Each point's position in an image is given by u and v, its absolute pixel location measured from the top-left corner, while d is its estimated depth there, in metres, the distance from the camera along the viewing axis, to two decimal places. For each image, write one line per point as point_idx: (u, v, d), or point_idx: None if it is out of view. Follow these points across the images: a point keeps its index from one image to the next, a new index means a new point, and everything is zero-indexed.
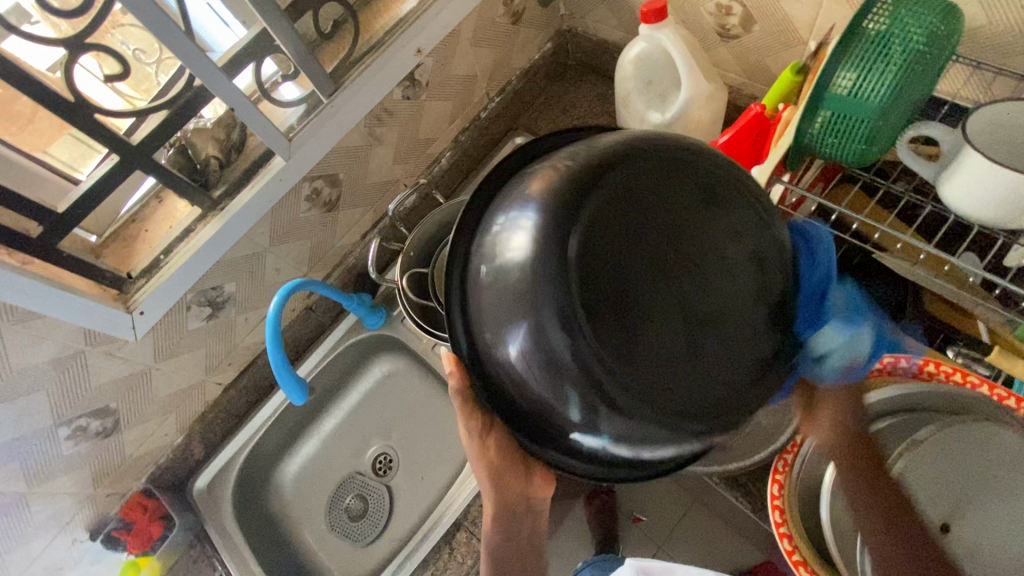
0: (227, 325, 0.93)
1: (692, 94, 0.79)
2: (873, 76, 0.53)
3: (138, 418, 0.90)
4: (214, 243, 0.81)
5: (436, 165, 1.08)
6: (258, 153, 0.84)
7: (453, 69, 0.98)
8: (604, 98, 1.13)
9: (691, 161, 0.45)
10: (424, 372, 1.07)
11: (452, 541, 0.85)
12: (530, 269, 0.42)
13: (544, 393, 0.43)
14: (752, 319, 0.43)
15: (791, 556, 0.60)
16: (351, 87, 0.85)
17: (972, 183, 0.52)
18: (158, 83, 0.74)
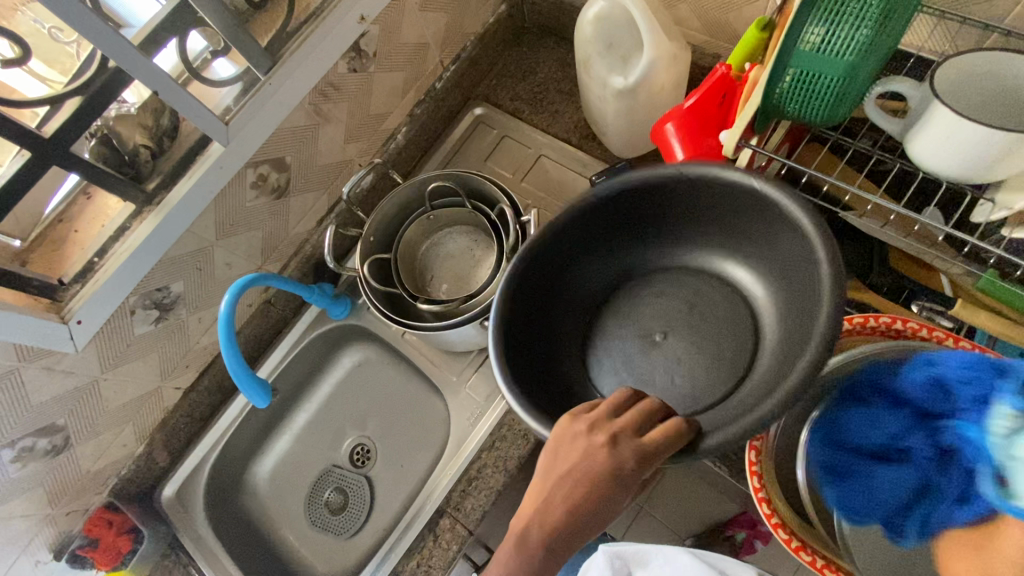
0: (178, 327, 0.87)
1: (656, 55, 0.75)
2: (841, 31, 0.50)
3: (92, 431, 0.84)
4: (154, 241, 0.74)
5: (391, 142, 1.02)
6: (194, 139, 0.77)
7: (402, 38, 0.92)
8: (564, 62, 1.08)
9: (602, 254, 0.68)
10: (395, 360, 1.03)
11: (435, 528, 0.84)
12: (622, 235, 0.67)
13: (600, 278, 0.69)
14: (700, 362, 0.63)
15: (789, 544, 0.60)
16: (289, 62, 0.78)
17: (939, 140, 0.51)
18: (79, 62, 0.66)
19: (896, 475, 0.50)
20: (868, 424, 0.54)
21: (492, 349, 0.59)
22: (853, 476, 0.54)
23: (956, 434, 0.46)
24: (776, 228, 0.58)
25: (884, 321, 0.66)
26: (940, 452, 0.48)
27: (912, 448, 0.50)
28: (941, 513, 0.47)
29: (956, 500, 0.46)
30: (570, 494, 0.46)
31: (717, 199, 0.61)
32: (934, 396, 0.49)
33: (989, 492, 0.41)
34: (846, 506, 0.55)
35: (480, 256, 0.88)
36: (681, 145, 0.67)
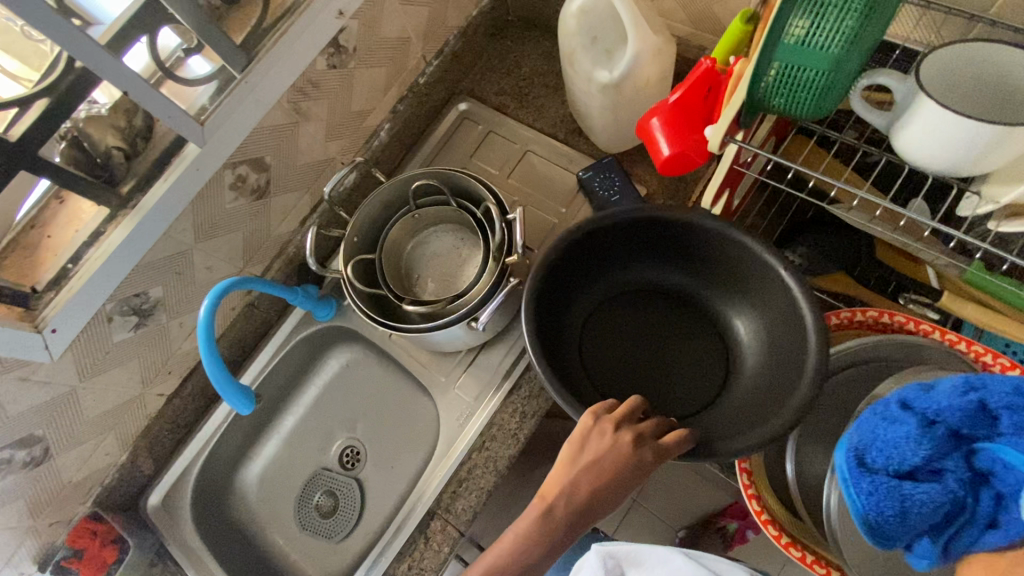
0: (158, 333, 0.85)
1: (641, 48, 0.74)
2: (826, 23, 0.49)
3: (72, 440, 0.83)
4: (129, 247, 0.73)
5: (375, 139, 0.99)
6: (169, 140, 0.75)
7: (382, 33, 0.90)
8: (549, 56, 1.07)
9: (620, 268, 0.77)
10: (383, 360, 1.02)
11: (426, 531, 0.83)
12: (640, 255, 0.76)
13: (611, 286, 0.78)
14: (680, 380, 0.74)
15: (779, 540, 0.62)
16: (266, 59, 0.76)
17: (927, 132, 0.50)
18: (53, 56, 0.63)
19: (928, 505, 0.42)
20: (893, 444, 0.44)
21: (528, 328, 0.66)
22: (876, 489, 0.44)
23: (996, 461, 0.41)
24: (766, 291, 0.68)
25: (871, 314, 0.67)
26: (949, 477, 0.43)
27: (944, 468, 0.43)
28: (969, 539, 0.42)
29: (987, 525, 0.41)
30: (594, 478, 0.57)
31: (723, 254, 0.71)
32: (977, 418, 0.43)
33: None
34: (873, 526, 0.45)
35: (467, 255, 0.87)
36: (667, 141, 0.66)
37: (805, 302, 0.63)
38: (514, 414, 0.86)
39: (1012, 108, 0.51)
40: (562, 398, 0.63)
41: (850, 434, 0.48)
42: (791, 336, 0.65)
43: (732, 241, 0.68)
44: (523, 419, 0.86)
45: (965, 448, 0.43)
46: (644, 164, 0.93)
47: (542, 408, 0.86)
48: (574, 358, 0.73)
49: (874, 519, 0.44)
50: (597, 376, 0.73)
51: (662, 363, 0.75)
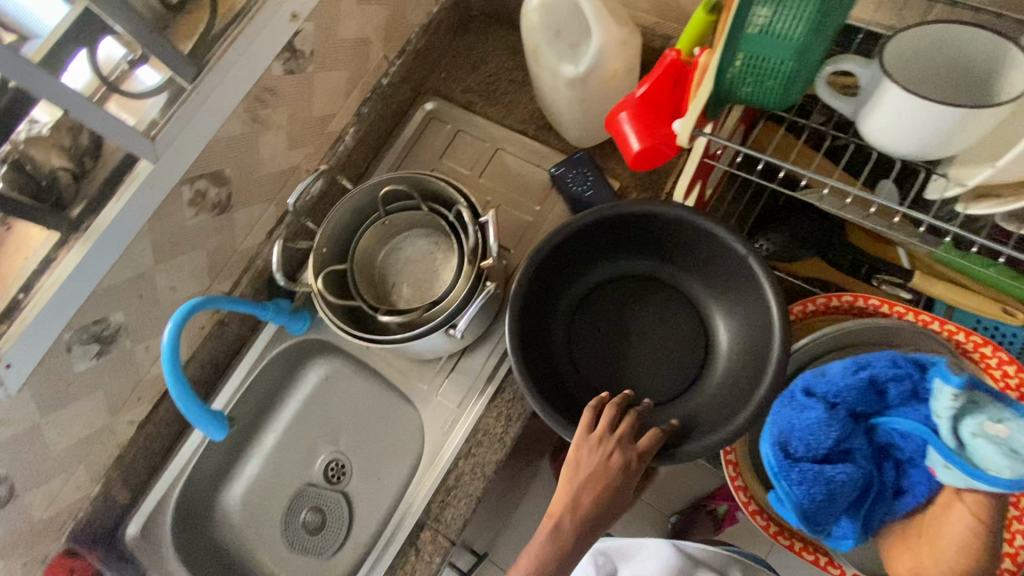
0: (123, 360, 0.81)
1: (605, 40, 0.72)
2: (788, 12, 0.49)
3: (39, 477, 0.79)
4: (84, 272, 0.69)
5: (340, 144, 0.96)
6: (119, 157, 0.71)
7: (340, 34, 0.86)
8: (515, 50, 1.04)
9: (600, 259, 0.75)
10: (362, 371, 1.00)
11: (416, 542, 0.82)
12: (619, 246, 0.74)
13: (590, 278, 0.76)
14: (660, 368, 0.73)
15: (769, 530, 0.67)
16: (217, 68, 0.72)
17: (892, 119, 0.50)
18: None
19: (851, 475, 0.57)
20: (810, 436, 0.58)
21: (509, 341, 0.66)
22: (797, 475, 0.57)
23: (891, 431, 0.58)
24: (744, 289, 0.66)
25: (846, 300, 0.67)
26: (855, 449, 0.59)
27: (851, 447, 0.59)
28: (882, 505, 0.61)
29: (895, 492, 0.60)
30: (595, 492, 0.58)
31: (701, 246, 0.68)
32: (866, 395, 0.59)
33: (951, 477, 0.52)
34: (806, 514, 0.57)
35: (442, 259, 0.85)
36: (636, 136, 0.65)
37: (776, 302, 0.62)
38: (500, 418, 0.85)
39: (977, 88, 0.51)
40: (542, 408, 0.64)
41: (774, 428, 0.60)
42: (765, 335, 0.63)
43: (706, 233, 0.66)
44: (508, 423, 0.84)
45: (862, 425, 0.60)
46: (615, 158, 0.92)
47: (527, 410, 0.85)
48: (557, 358, 0.73)
49: (808, 503, 0.57)
50: (578, 372, 0.73)
51: (644, 353, 0.73)
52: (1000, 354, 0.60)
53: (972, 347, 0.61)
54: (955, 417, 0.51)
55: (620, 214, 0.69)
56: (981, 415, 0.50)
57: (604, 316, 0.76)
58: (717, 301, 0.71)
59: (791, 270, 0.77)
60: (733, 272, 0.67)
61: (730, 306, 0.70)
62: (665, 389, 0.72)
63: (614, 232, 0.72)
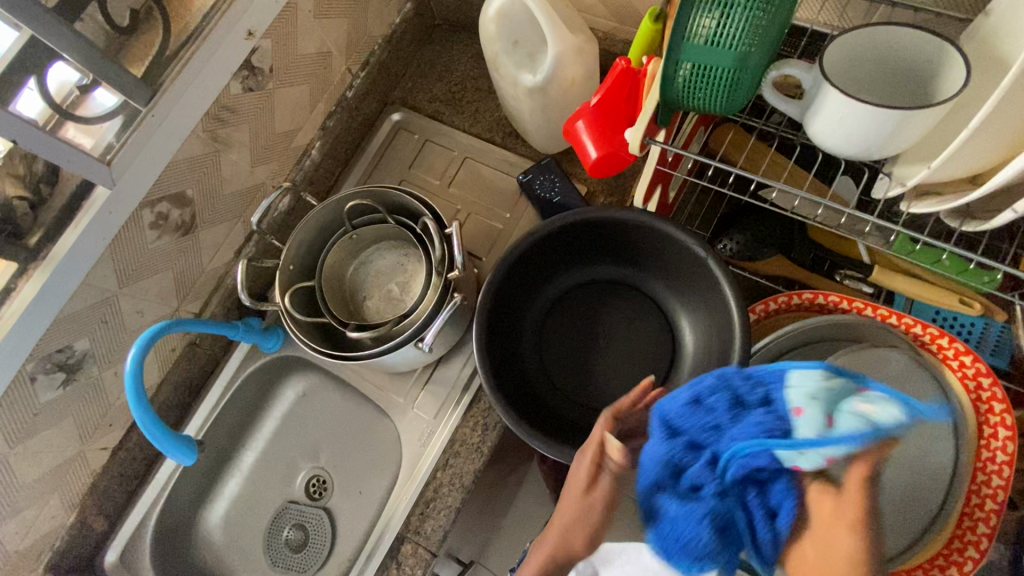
0: (92, 386, 0.80)
1: (561, 49, 0.73)
2: (730, 21, 0.49)
3: (9, 510, 0.78)
4: (44, 302, 0.68)
5: (306, 159, 0.96)
6: (76, 184, 0.70)
7: (300, 49, 0.86)
8: (479, 57, 1.05)
9: (565, 266, 0.75)
10: (339, 385, 1.00)
11: (398, 555, 0.82)
12: (582, 253, 0.74)
13: (557, 286, 0.76)
14: (629, 374, 0.73)
15: None
16: (171, 89, 0.72)
17: (836, 123, 0.51)
18: None
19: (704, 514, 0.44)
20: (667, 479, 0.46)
21: (477, 351, 0.66)
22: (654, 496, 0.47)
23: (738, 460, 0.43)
24: (708, 291, 0.67)
25: (807, 297, 0.68)
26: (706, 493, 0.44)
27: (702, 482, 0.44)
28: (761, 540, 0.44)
29: (770, 517, 0.44)
30: (583, 535, 0.56)
31: (663, 250, 0.69)
32: (692, 417, 0.46)
33: (806, 464, 0.40)
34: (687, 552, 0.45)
35: (411, 271, 0.85)
36: (593, 144, 0.65)
37: (736, 303, 0.63)
38: (476, 427, 0.85)
39: (917, 88, 0.52)
40: (510, 417, 0.64)
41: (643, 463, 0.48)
42: (726, 336, 0.64)
43: (666, 237, 0.67)
44: (484, 432, 0.85)
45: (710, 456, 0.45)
46: (581, 163, 0.93)
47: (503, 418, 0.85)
48: (528, 367, 0.73)
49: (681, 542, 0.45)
50: (547, 379, 0.74)
51: (613, 358, 0.74)
52: (957, 345, 0.62)
53: (930, 339, 0.63)
54: (825, 401, 0.40)
55: (583, 220, 0.69)
56: (853, 398, 0.40)
57: (573, 324, 0.76)
58: (682, 303, 0.72)
59: (753, 268, 0.78)
60: (696, 273, 0.68)
61: (696, 309, 0.71)
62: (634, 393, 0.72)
63: (578, 239, 0.72)
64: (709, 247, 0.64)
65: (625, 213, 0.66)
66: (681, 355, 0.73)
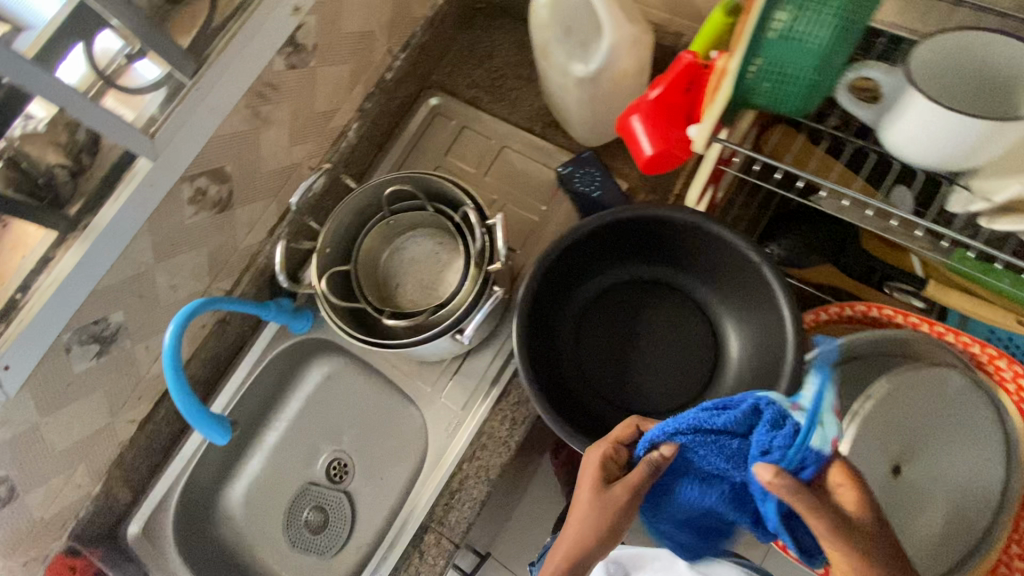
0: (124, 359, 0.80)
1: (617, 39, 0.70)
2: (807, 15, 0.48)
3: (39, 478, 0.78)
4: (82, 273, 0.68)
5: (343, 140, 0.94)
6: (117, 155, 0.69)
7: (344, 27, 0.84)
8: (521, 44, 1.02)
9: (606, 264, 0.74)
10: (365, 370, 0.99)
11: (421, 544, 0.82)
12: (626, 251, 0.73)
13: (597, 283, 0.75)
14: (669, 378, 0.71)
15: None
16: (217, 63, 0.70)
17: (917, 128, 0.48)
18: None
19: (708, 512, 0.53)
20: (666, 493, 0.53)
21: (517, 344, 0.65)
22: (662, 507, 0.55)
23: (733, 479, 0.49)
24: (758, 296, 0.65)
25: (860, 309, 0.66)
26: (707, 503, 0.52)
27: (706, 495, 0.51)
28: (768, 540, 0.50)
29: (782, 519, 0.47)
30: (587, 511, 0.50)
31: (712, 253, 0.67)
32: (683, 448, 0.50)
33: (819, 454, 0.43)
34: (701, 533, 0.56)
35: (446, 260, 0.83)
36: (648, 139, 0.63)
37: (790, 312, 0.61)
38: (504, 421, 0.84)
39: (1005, 94, 0.49)
40: (548, 414, 0.63)
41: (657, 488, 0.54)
42: (778, 344, 0.62)
43: (718, 240, 0.65)
44: (513, 426, 0.83)
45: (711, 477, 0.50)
46: (623, 158, 0.91)
47: (532, 413, 0.84)
48: (564, 364, 0.72)
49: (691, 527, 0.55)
50: (584, 378, 0.72)
51: (653, 361, 0.72)
52: (1015, 367, 0.59)
53: (987, 359, 0.61)
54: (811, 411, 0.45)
55: (632, 218, 0.67)
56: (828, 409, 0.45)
57: (612, 323, 0.74)
58: (728, 307, 0.70)
59: (801, 275, 0.77)
60: (746, 278, 0.66)
61: (742, 315, 0.69)
62: (673, 397, 0.71)
63: (623, 236, 0.70)
64: (765, 253, 0.62)
65: (678, 213, 0.64)
66: (723, 360, 0.71)
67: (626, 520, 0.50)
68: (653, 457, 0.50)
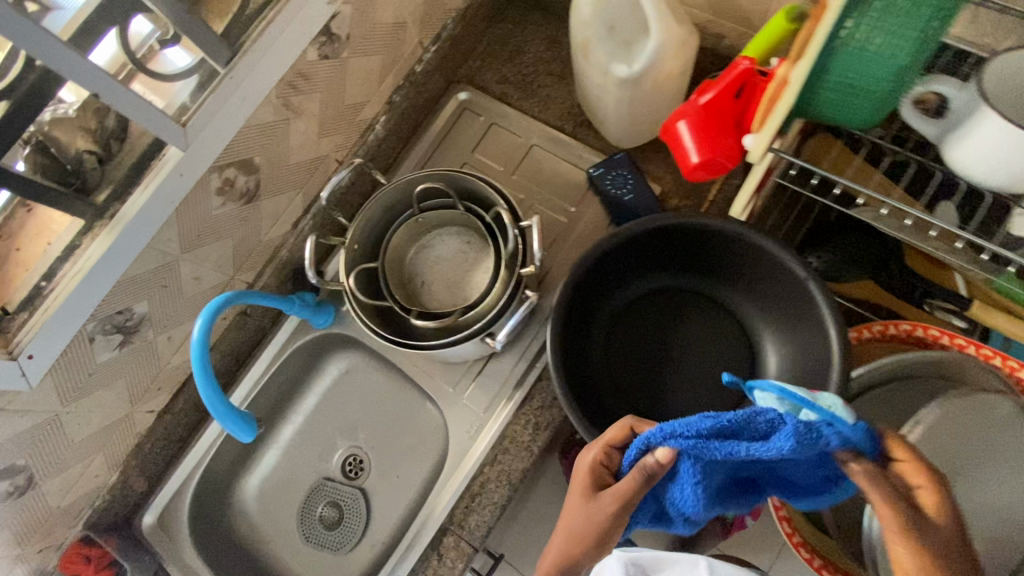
0: (146, 349, 0.79)
1: (664, 40, 0.68)
2: (886, 31, 0.47)
3: (58, 467, 0.77)
4: (108, 263, 0.66)
5: (370, 133, 0.92)
6: (146, 142, 0.68)
7: (378, 17, 0.82)
8: (554, 40, 1.00)
9: (641, 272, 0.73)
10: (384, 367, 0.98)
11: (439, 547, 0.81)
12: (663, 258, 0.71)
13: (631, 290, 0.74)
14: (704, 390, 0.70)
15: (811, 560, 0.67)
16: (250, 51, 0.68)
17: (985, 149, 0.47)
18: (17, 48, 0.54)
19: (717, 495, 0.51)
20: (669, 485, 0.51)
21: (550, 350, 0.64)
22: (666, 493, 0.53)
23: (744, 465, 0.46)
24: (800, 310, 0.64)
25: (905, 328, 0.66)
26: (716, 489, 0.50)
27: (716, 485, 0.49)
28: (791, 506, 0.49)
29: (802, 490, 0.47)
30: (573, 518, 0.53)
31: (753, 265, 0.66)
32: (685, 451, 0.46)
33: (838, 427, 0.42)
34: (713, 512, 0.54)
35: (474, 259, 0.82)
36: (696, 146, 0.61)
37: (836, 330, 0.59)
38: (527, 426, 0.83)
39: None
40: (581, 424, 0.62)
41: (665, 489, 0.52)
42: (821, 361, 0.61)
43: (762, 252, 0.63)
44: (536, 432, 0.82)
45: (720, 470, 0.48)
46: (656, 161, 0.89)
47: (556, 419, 0.83)
48: (596, 372, 0.71)
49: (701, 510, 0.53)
50: (616, 387, 0.71)
51: (687, 372, 0.71)
52: None
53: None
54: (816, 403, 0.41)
55: (673, 226, 0.66)
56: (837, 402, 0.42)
57: (645, 332, 0.73)
58: (766, 320, 0.69)
59: (841, 290, 0.76)
60: (788, 291, 0.64)
61: (780, 327, 0.68)
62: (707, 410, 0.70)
63: (662, 244, 0.69)
64: (811, 268, 0.60)
65: (722, 223, 0.63)
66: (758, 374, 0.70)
67: (614, 525, 0.51)
68: (649, 463, 0.48)
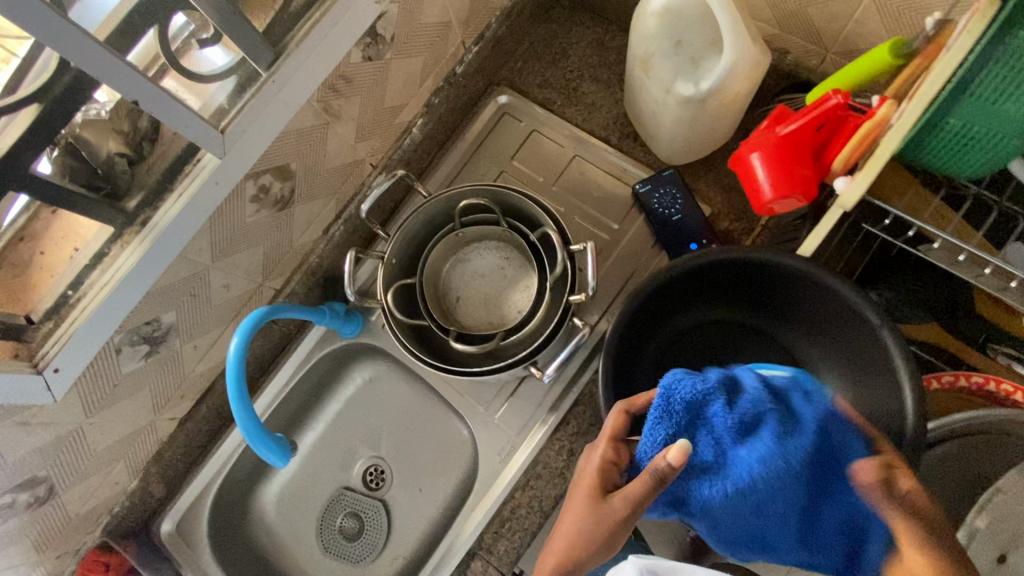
0: (171, 358, 0.76)
1: (739, 59, 0.63)
2: (984, 120, 0.55)
3: (78, 476, 0.75)
4: (138, 274, 0.63)
5: (406, 137, 0.88)
6: (180, 146, 0.63)
7: (424, 17, 0.77)
8: (601, 44, 0.95)
9: (693, 301, 0.70)
10: (411, 379, 0.95)
11: (466, 571, 0.79)
12: (719, 290, 0.69)
13: (683, 320, 0.72)
14: None
15: None
16: (295, 54, 0.64)
17: None
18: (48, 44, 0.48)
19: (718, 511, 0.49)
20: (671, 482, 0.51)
21: (602, 386, 0.61)
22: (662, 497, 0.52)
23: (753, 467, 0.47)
24: (867, 356, 0.61)
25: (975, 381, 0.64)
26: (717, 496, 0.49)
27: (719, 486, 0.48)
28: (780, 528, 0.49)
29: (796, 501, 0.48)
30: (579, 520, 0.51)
31: (817, 304, 0.63)
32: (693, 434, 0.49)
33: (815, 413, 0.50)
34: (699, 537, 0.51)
35: (514, 277, 0.78)
36: (771, 180, 0.58)
37: (910, 386, 0.55)
38: (561, 452, 0.81)
39: None
40: None
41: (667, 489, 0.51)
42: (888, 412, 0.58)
43: (830, 293, 0.60)
44: (570, 458, 0.81)
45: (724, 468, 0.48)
46: (706, 180, 0.85)
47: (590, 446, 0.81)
48: None
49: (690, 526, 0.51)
50: None
51: None
52: None
53: None
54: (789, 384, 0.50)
55: (733, 260, 0.63)
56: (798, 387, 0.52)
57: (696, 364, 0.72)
58: (824, 358, 0.67)
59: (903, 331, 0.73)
60: (855, 335, 0.61)
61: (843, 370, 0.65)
62: None
63: (719, 276, 0.66)
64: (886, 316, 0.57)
65: (791, 260, 0.59)
66: None
67: (624, 526, 0.50)
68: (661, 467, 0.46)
